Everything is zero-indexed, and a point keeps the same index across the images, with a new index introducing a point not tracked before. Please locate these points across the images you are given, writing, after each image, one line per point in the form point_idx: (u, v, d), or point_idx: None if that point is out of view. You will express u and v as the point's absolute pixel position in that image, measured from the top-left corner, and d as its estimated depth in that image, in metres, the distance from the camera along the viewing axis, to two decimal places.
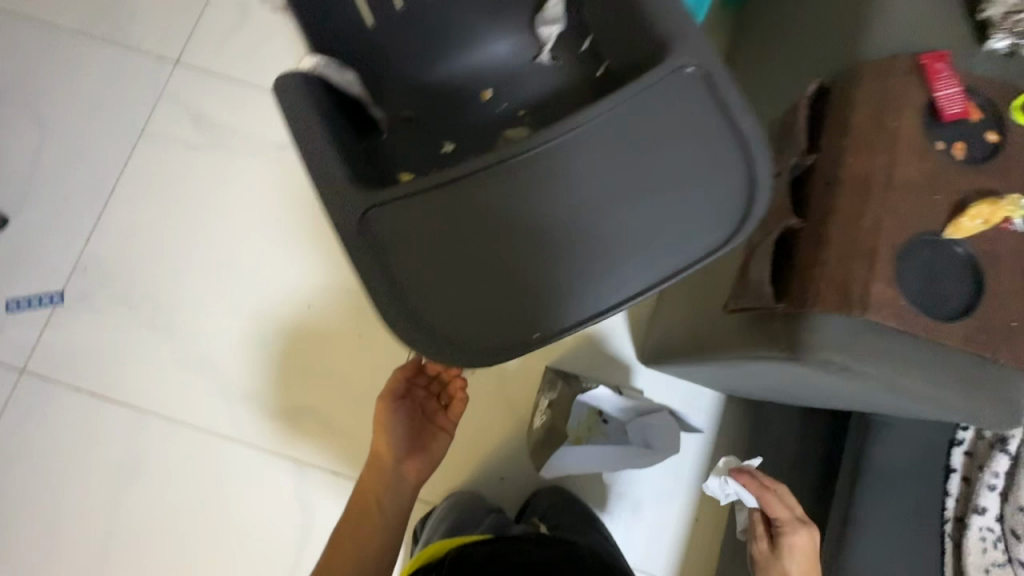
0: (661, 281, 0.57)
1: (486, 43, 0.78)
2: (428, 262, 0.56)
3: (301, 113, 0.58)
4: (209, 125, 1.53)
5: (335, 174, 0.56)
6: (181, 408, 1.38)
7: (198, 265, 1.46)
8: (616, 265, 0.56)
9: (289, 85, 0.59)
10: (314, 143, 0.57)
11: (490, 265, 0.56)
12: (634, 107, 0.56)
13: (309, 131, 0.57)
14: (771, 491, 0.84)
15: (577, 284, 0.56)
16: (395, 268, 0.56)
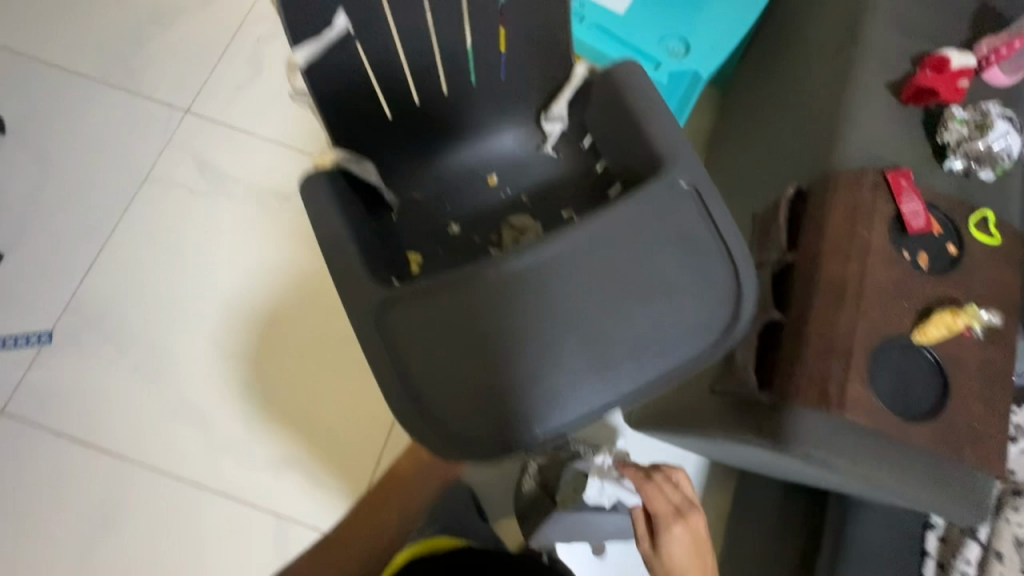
0: (673, 371, 0.59)
1: (494, 134, 0.84)
2: (438, 356, 0.60)
3: (330, 216, 0.64)
4: (214, 173, 1.57)
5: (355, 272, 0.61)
6: (164, 456, 1.36)
7: (191, 310, 1.46)
8: (614, 364, 0.59)
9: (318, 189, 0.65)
10: (337, 243, 0.62)
11: (505, 356, 0.59)
12: (626, 222, 0.62)
13: (334, 232, 0.63)
14: (653, 481, 0.83)
15: (592, 374, 0.59)
16: (406, 362, 0.59)
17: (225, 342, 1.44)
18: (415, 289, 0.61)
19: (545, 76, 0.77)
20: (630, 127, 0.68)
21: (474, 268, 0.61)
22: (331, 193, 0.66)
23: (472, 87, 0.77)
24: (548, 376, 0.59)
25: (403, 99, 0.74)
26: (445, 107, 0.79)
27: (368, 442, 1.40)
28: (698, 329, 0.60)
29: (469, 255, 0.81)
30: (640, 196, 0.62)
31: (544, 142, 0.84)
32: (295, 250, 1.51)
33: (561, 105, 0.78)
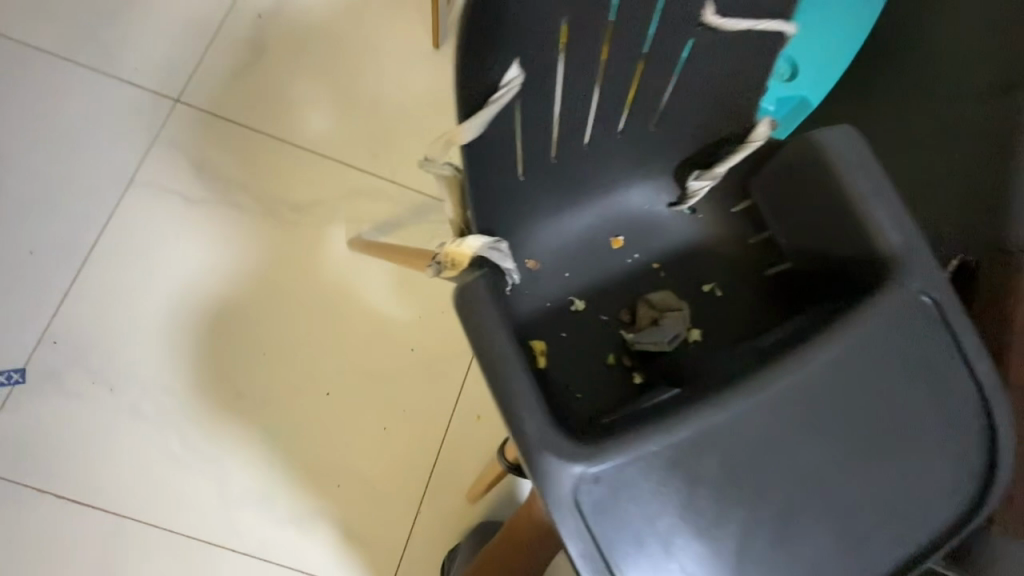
0: (933, 545, 0.47)
1: (622, 189, 0.69)
2: (652, 539, 0.44)
3: (493, 334, 0.48)
4: (212, 176, 1.30)
5: (536, 419, 0.45)
6: (174, 514, 1.17)
7: (194, 343, 1.24)
8: (868, 539, 0.46)
9: (475, 296, 0.49)
10: (508, 376, 0.46)
11: (738, 538, 0.44)
12: (866, 349, 0.49)
13: (503, 360, 0.47)
14: None
15: (845, 553, 0.45)
16: (611, 548, 0.43)
17: (238, 378, 1.24)
18: (623, 450, 0.44)
19: (706, 129, 0.63)
20: (834, 211, 0.55)
21: (692, 414, 0.45)
22: (492, 299, 0.49)
23: (618, 139, 0.63)
24: (789, 560, 0.45)
25: (541, 156, 0.60)
26: (581, 162, 0.64)
27: (409, 494, 1.24)
28: (953, 483, 0.48)
29: (598, 340, 0.67)
30: (873, 312, 0.50)
31: (684, 199, 0.69)
32: (314, 270, 1.30)
33: (726, 164, 0.63)
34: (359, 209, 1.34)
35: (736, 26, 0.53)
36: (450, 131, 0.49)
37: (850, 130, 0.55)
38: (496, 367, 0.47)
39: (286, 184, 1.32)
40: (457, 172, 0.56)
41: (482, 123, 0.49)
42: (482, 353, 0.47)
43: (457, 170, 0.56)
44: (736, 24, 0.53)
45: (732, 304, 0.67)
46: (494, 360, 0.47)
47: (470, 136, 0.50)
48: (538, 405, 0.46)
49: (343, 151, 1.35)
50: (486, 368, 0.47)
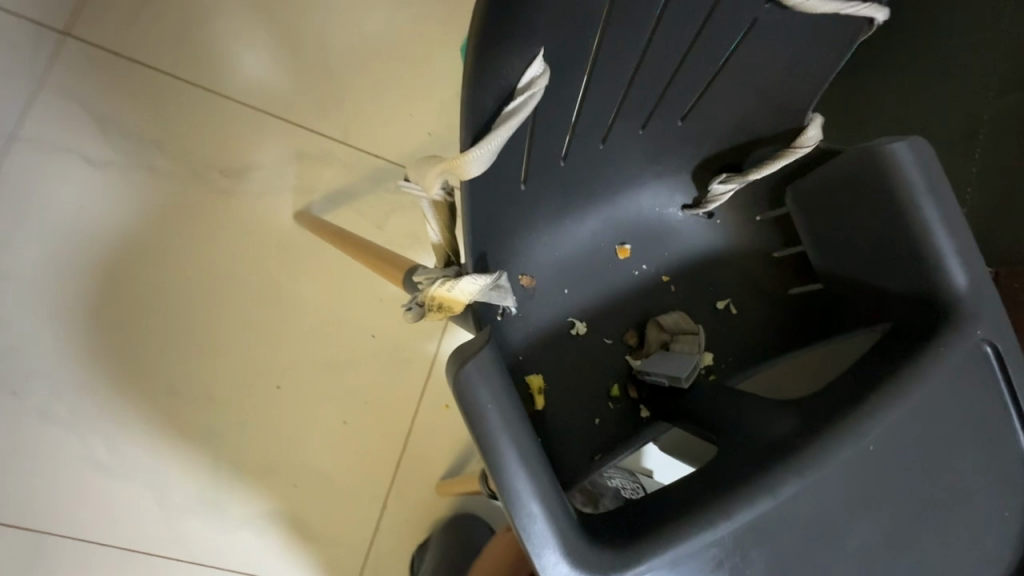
0: None
1: (632, 189, 0.58)
2: None
3: (502, 425, 0.35)
4: (122, 133, 1.07)
5: (560, 531, 0.35)
6: (105, 527, 1.03)
7: (112, 332, 1.05)
8: None
9: (479, 376, 0.36)
10: (526, 481, 0.35)
11: None
12: (926, 408, 0.42)
13: (518, 460, 0.35)
14: None
15: None
16: None
17: (172, 371, 1.07)
18: (660, 557, 0.35)
19: (740, 125, 0.53)
20: (892, 237, 0.47)
21: (740, 504, 0.37)
22: (500, 375, 0.37)
23: (637, 136, 0.52)
24: None
25: (549, 158, 0.49)
26: (592, 162, 0.53)
27: (374, 489, 1.15)
28: (1005, 552, 0.42)
29: (602, 369, 0.58)
30: (938, 366, 0.42)
31: (704, 202, 0.58)
32: (256, 246, 1.12)
33: (765, 170, 0.52)
34: (306, 175, 1.15)
35: (815, 8, 0.42)
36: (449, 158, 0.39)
37: (920, 141, 0.46)
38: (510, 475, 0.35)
39: (217, 144, 1.11)
40: (450, 197, 0.42)
41: (489, 149, 0.38)
42: (490, 456, 0.35)
43: (452, 194, 0.43)
44: (820, 6, 0.42)
45: (746, 325, 0.60)
46: (507, 463, 0.35)
47: (474, 168, 0.38)
48: (560, 510, 0.35)
49: (283, 105, 1.14)
50: (495, 474, 0.35)
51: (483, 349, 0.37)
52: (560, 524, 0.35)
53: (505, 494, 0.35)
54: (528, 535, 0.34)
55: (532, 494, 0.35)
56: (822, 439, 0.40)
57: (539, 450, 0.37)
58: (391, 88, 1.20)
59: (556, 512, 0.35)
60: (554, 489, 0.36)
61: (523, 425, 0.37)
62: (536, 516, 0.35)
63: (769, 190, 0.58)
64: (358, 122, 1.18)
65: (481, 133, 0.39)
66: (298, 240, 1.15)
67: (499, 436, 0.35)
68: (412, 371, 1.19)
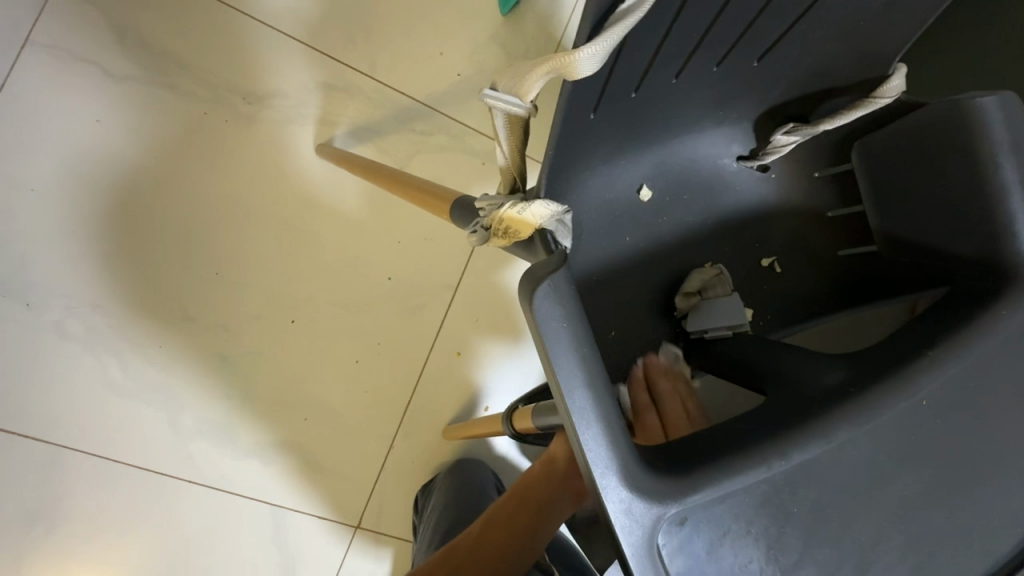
0: None
1: (689, 135, 0.57)
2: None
3: (577, 345, 0.35)
4: (144, 46, 1.02)
5: (620, 457, 0.35)
6: (117, 443, 1.04)
7: (130, 252, 1.04)
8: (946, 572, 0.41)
9: (558, 292, 0.36)
10: (593, 403, 0.35)
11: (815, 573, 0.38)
12: (980, 367, 0.42)
13: (588, 381, 0.35)
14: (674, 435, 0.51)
15: None
16: None
17: (188, 297, 1.07)
18: (715, 489, 0.36)
19: (816, 74, 0.51)
20: (964, 198, 0.46)
21: (793, 446, 0.37)
22: (575, 298, 0.37)
23: (710, 74, 0.50)
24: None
25: (623, 89, 0.46)
26: (661, 98, 0.50)
27: (383, 427, 1.17)
28: None
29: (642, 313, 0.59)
30: (1001, 326, 0.41)
31: (761, 155, 0.57)
32: (278, 177, 1.10)
33: (838, 121, 0.50)
34: (330, 108, 1.11)
35: None
36: (556, 56, 0.35)
37: (1012, 99, 0.44)
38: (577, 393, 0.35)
39: (242, 69, 1.07)
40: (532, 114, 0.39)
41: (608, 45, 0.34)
42: (558, 376, 0.35)
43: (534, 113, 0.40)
44: None
45: (790, 285, 0.59)
46: (577, 382, 0.35)
47: (585, 69, 0.35)
48: (621, 435, 0.35)
49: (310, 32, 1.09)
50: (561, 391, 0.35)
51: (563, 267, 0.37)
52: (621, 448, 0.35)
53: (570, 414, 0.35)
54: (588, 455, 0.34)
55: (597, 417, 0.35)
56: (878, 388, 0.40)
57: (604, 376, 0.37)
58: (421, 23, 1.15)
59: (617, 436, 0.35)
60: (618, 416, 0.36)
61: (592, 350, 0.37)
62: (599, 440, 0.35)
63: (831, 145, 0.56)
64: (387, 57, 1.13)
65: (597, 27, 0.35)
66: (320, 175, 1.12)
67: (574, 354, 0.35)
68: (426, 315, 1.19)
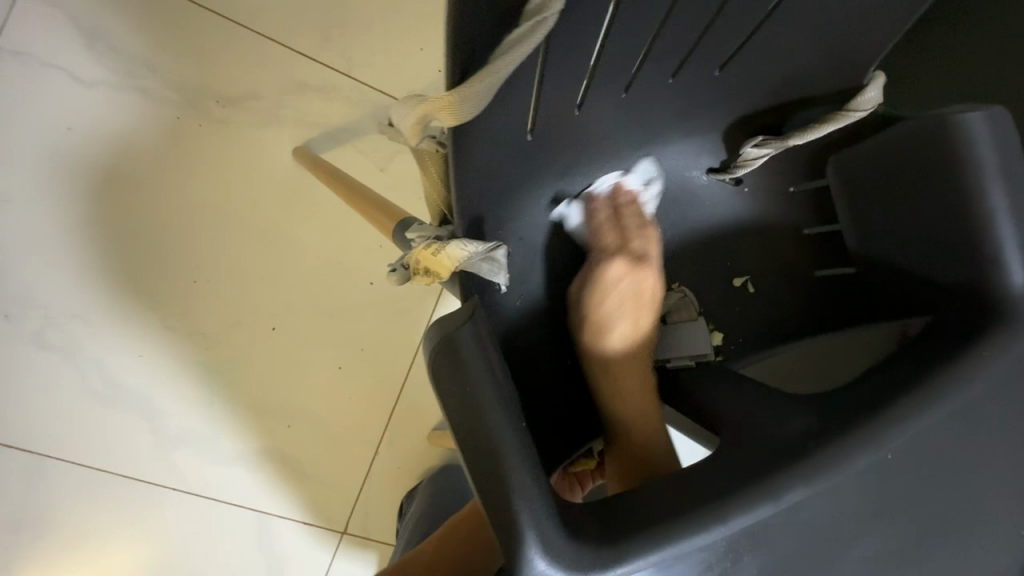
0: None
1: (653, 148, 0.53)
2: None
3: (483, 404, 0.34)
4: (113, 49, 1.00)
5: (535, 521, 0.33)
6: (101, 452, 1.04)
7: (105, 261, 1.02)
8: None
9: (462, 352, 0.35)
10: (501, 463, 0.33)
11: None
12: (959, 418, 0.37)
13: (497, 440, 0.34)
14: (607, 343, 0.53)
15: None
16: None
17: (165, 305, 1.05)
18: (644, 560, 0.33)
19: (785, 81, 0.46)
20: (946, 222, 0.41)
21: (735, 509, 0.34)
22: (485, 353, 0.36)
23: (666, 86, 0.46)
24: None
25: (561, 106, 0.43)
26: (612, 112, 0.47)
27: (367, 434, 1.16)
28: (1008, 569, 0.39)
29: None
30: (982, 369, 0.37)
31: (733, 168, 0.52)
32: (253, 181, 1.07)
33: (810, 136, 0.46)
34: (306, 109, 1.07)
35: None
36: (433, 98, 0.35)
37: (1001, 113, 0.39)
38: (484, 455, 0.34)
39: (215, 70, 1.03)
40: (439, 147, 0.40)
41: (486, 90, 0.34)
42: (475, 448, 0.34)
43: (442, 145, 0.40)
44: None
45: (764, 307, 0.55)
46: (483, 442, 0.34)
47: (465, 110, 0.35)
48: (535, 496, 0.33)
49: (284, 31, 1.05)
50: (476, 460, 0.34)
51: (470, 324, 0.36)
52: (534, 511, 0.33)
53: (487, 489, 0.33)
54: (495, 520, 0.33)
55: (506, 478, 0.33)
56: (837, 440, 0.36)
57: (524, 432, 0.35)
58: (399, 18, 1.10)
59: (531, 499, 0.33)
60: (536, 475, 0.34)
61: (506, 405, 0.35)
62: (509, 504, 0.33)
63: (806, 158, 0.52)
64: (363, 54, 1.09)
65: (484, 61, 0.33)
66: (296, 179, 1.09)
67: (480, 414, 0.34)
68: (409, 320, 1.16)
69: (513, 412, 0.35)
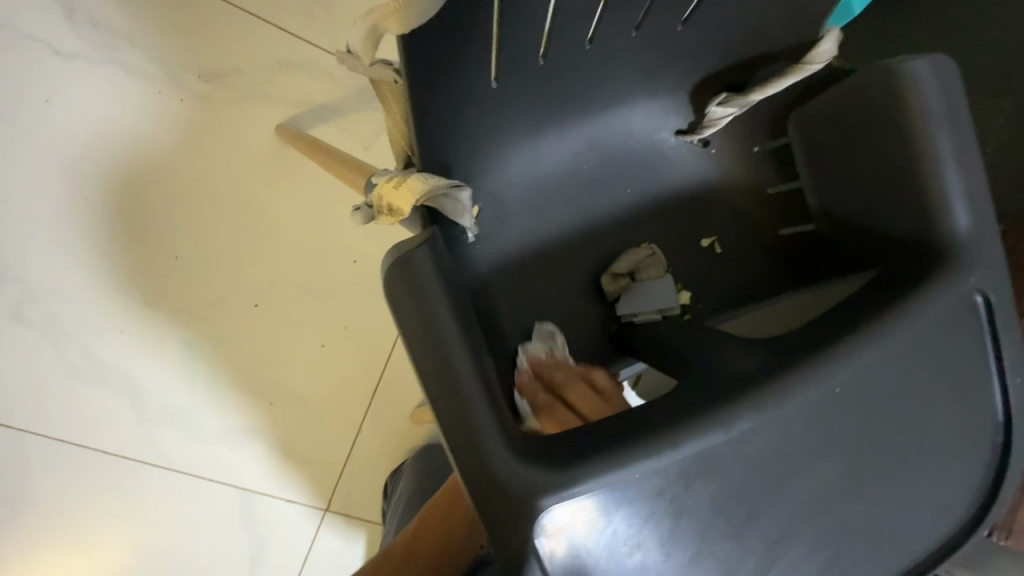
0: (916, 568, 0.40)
1: (621, 108, 0.54)
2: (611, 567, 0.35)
3: (432, 312, 0.38)
4: (93, 23, 0.99)
5: (480, 418, 0.36)
6: (81, 428, 1.04)
7: (86, 236, 1.02)
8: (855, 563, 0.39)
9: (414, 269, 0.39)
10: (447, 363, 0.37)
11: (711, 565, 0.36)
12: (903, 355, 0.39)
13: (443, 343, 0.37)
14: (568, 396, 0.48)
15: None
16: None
17: (147, 281, 1.05)
18: (597, 483, 0.34)
19: (745, 39, 0.48)
20: (896, 170, 0.42)
21: (687, 436, 0.35)
22: (437, 270, 0.40)
23: (631, 40, 0.47)
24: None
25: (526, 56, 0.44)
26: (579, 68, 0.48)
27: (350, 411, 1.16)
28: (951, 501, 0.41)
29: (574, 296, 0.56)
30: (928, 308, 0.39)
31: (700, 128, 0.54)
32: (236, 158, 1.07)
33: (770, 89, 0.47)
34: (289, 85, 1.07)
35: None
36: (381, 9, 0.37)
37: (944, 61, 0.41)
38: (433, 360, 0.37)
39: (196, 46, 1.03)
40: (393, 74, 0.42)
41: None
42: (429, 361, 0.37)
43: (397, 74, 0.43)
44: None
45: (729, 266, 0.57)
46: (432, 346, 0.37)
47: (412, 17, 0.36)
48: (484, 402, 0.36)
49: (268, 7, 1.05)
50: (430, 372, 0.37)
51: (424, 247, 0.40)
52: (480, 413, 0.36)
53: (440, 397, 0.37)
54: (440, 417, 0.37)
55: (451, 377, 0.37)
56: (787, 374, 0.38)
57: (473, 342, 0.39)
58: None
59: (475, 395, 0.36)
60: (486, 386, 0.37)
61: (454, 315, 0.39)
62: (453, 399, 0.36)
63: (770, 117, 0.53)
64: (346, 32, 1.09)
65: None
66: (279, 156, 1.09)
67: (428, 321, 0.38)
68: None
69: (464, 327, 0.39)
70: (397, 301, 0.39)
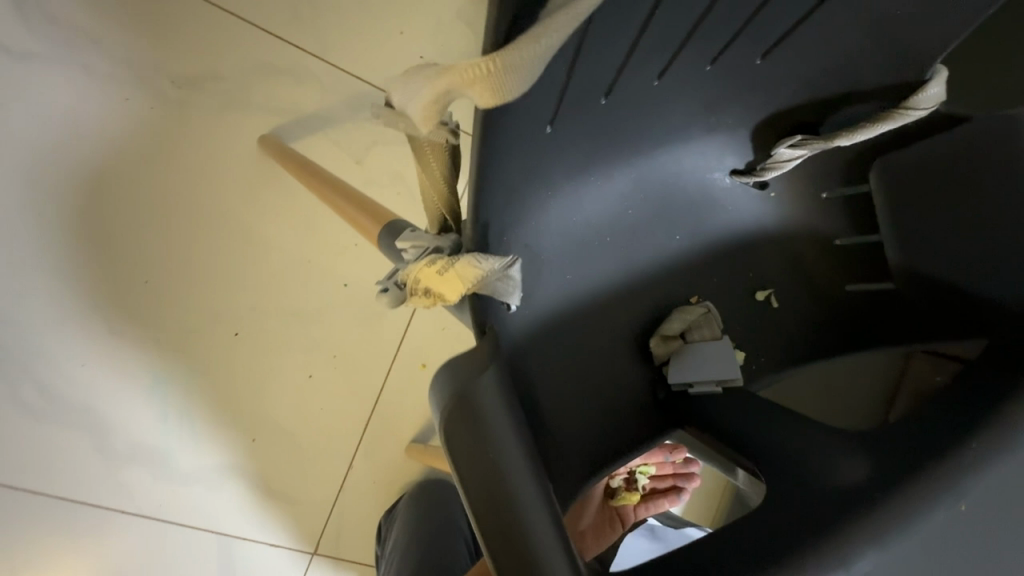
0: None
1: (673, 146, 0.47)
2: None
3: (504, 463, 0.32)
4: (48, 17, 0.86)
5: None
6: (36, 474, 0.92)
7: (40, 259, 0.90)
8: None
9: (480, 404, 0.33)
10: (521, 530, 0.31)
11: None
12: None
13: (518, 504, 0.31)
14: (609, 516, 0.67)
15: None
16: None
17: (112, 310, 0.93)
18: None
19: (831, 74, 0.41)
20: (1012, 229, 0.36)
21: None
22: (508, 406, 0.33)
23: (703, 74, 0.40)
24: None
25: (589, 93, 0.37)
26: (639, 105, 0.41)
27: (341, 448, 1.07)
28: None
29: (617, 359, 0.49)
30: None
31: (760, 169, 0.47)
32: (212, 171, 0.96)
33: (860, 136, 0.41)
34: (274, 93, 0.97)
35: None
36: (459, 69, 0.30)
37: None
38: (495, 502, 0.31)
39: (166, 45, 0.91)
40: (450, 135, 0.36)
41: (537, 62, 0.29)
42: (494, 504, 0.31)
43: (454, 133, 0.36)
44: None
45: (787, 323, 0.50)
46: (498, 491, 0.31)
47: (512, 85, 0.29)
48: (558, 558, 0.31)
49: (250, 5, 0.94)
50: (493, 515, 0.31)
51: (491, 375, 0.34)
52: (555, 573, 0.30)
53: (501, 546, 0.31)
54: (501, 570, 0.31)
55: (526, 549, 0.30)
56: (903, 482, 0.31)
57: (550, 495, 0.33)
58: None
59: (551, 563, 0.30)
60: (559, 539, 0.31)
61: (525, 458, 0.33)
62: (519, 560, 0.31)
63: (845, 161, 0.47)
64: (338, 34, 0.98)
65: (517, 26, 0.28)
66: (263, 170, 0.98)
67: (498, 472, 0.32)
68: (388, 326, 1.08)
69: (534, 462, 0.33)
70: (455, 435, 0.32)
